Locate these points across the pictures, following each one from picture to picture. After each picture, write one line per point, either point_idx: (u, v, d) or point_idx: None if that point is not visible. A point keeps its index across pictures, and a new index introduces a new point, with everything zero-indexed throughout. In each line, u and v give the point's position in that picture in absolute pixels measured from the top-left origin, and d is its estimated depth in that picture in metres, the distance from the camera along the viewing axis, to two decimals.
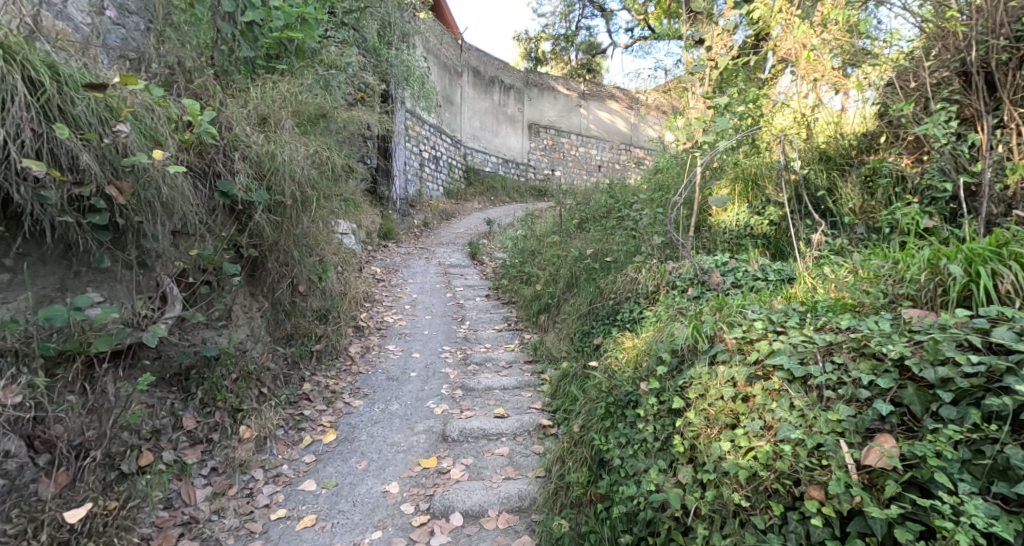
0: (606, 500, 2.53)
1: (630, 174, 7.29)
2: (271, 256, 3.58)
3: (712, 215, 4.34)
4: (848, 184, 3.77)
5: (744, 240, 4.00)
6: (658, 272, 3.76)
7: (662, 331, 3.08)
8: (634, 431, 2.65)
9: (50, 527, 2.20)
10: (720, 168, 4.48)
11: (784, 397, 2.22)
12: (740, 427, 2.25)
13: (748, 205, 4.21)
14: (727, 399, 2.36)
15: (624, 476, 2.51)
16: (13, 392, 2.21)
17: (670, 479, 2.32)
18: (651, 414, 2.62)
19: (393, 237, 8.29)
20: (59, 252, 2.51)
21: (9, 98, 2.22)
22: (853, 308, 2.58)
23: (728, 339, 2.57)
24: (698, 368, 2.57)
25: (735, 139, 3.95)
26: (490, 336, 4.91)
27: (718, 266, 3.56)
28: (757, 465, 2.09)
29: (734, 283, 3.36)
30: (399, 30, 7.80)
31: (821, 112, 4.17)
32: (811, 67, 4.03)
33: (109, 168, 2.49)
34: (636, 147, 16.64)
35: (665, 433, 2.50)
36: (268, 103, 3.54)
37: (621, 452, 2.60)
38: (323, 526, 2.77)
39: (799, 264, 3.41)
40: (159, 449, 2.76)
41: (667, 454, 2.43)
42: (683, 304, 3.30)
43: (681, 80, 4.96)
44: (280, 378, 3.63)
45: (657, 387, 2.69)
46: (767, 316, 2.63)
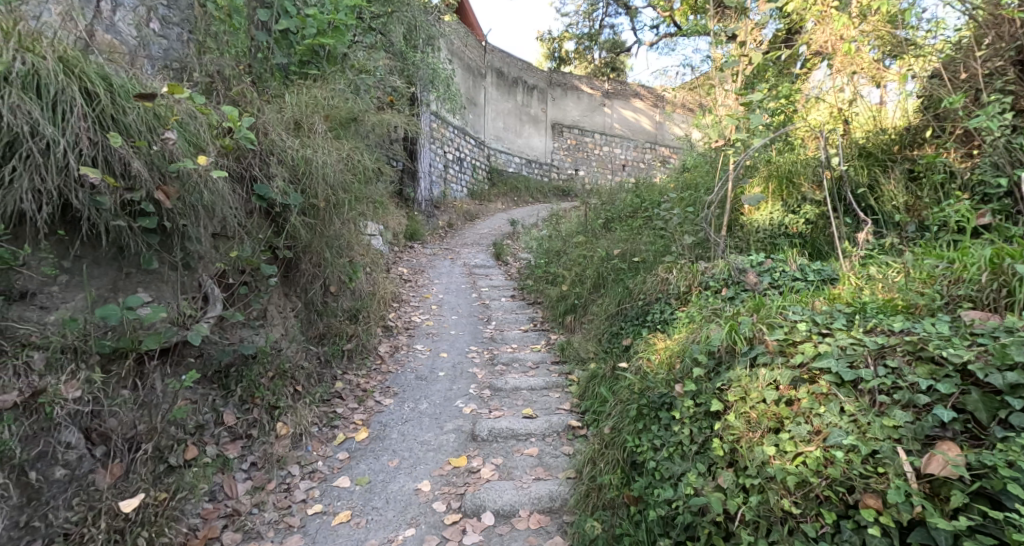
0: (640, 503, 2.52)
1: (655, 172, 7.22)
2: (305, 257, 3.66)
3: (745, 214, 4.25)
4: (891, 181, 3.67)
5: (780, 240, 3.91)
6: (690, 272, 3.72)
7: (696, 333, 3.04)
8: (669, 433, 2.62)
9: (107, 516, 2.28)
10: (752, 166, 4.39)
11: (834, 402, 2.18)
12: (785, 431, 2.22)
13: (783, 203, 4.05)
14: (770, 402, 2.33)
15: (659, 479, 2.49)
16: (74, 387, 2.32)
17: (710, 483, 2.30)
18: (687, 416, 2.59)
19: (418, 237, 8.40)
20: (112, 254, 2.61)
21: (68, 109, 2.32)
22: (905, 310, 2.52)
23: (769, 341, 2.53)
24: (737, 371, 2.54)
25: (770, 138, 3.84)
26: (517, 337, 4.93)
27: (753, 266, 3.50)
28: (807, 471, 2.06)
29: (771, 284, 3.31)
30: (424, 34, 7.88)
31: (859, 106, 4.08)
32: (847, 60, 3.89)
33: (157, 174, 2.58)
34: (661, 146, 16.46)
35: (702, 436, 2.47)
36: (302, 108, 3.62)
37: (656, 455, 2.58)
38: (357, 522, 2.83)
39: (842, 264, 3.33)
40: (202, 443, 2.84)
41: (706, 458, 2.40)
42: (717, 305, 3.26)
43: (708, 77, 4.90)
44: (314, 376, 3.71)
45: (693, 389, 2.66)
46: (810, 318, 2.58)
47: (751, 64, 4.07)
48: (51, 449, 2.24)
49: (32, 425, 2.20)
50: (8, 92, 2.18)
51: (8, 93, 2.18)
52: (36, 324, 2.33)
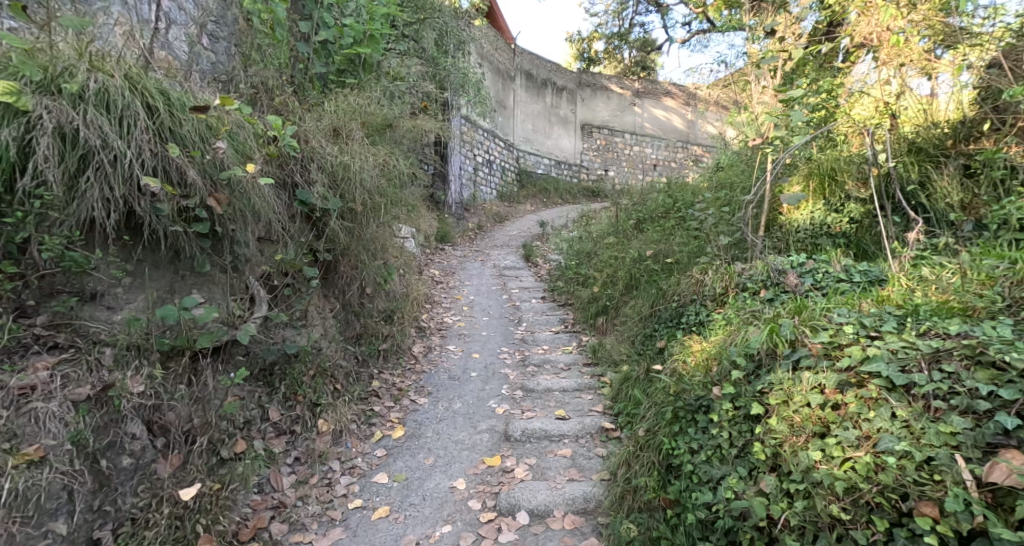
0: (676, 506, 2.53)
1: (687, 172, 7.14)
2: (343, 260, 3.78)
3: (783, 213, 4.16)
4: (945, 177, 3.58)
5: (822, 240, 3.84)
6: (726, 273, 3.69)
7: (732, 335, 3.03)
8: (707, 436, 2.62)
9: (169, 502, 2.41)
10: (792, 165, 4.28)
11: (884, 407, 2.16)
12: (831, 436, 2.21)
13: (824, 201, 3.99)
14: (814, 406, 2.31)
15: (697, 483, 2.49)
16: (138, 382, 2.45)
17: (752, 487, 2.29)
18: (726, 419, 2.59)
19: (449, 240, 8.52)
20: (169, 258, 2.76)
21: (132, 123, 2.46)
22: (962, 312, 2.46)
23: (813, 344, 2.51)
24: (779, 374, 2.52)
25: (814, 135, 3.73)
26: (548, 338, 4.97)
27: (794, 266, 3.45)
28: (856, 477, 2.05)
29: (813, 285, 3.26)
30: (455, 39, 8.02)
31: (907, 99, 3.94)
32: (894, 51, 3.79)
33: (209, 181, 2.72)
34: (694, 145, 16.21)
35: (742, 440, 2.46)
36: (340, 116, 3.76)
37: (693, 458, 2.58)
38: (396, 517, 2.92)
39: (890, 266, 3.26)
40: (251, 438, 2.97)
41: (746, 462, 2.39)
42: (755, 307, 3.24)
43: (742, 73, 4.87)
44: (352, 375, 3.83)
45: (731, 391, 2.64)
46: (858, 320, 2.54)
47: (790, 59, 3.88)
48: (118, 439, 2.36)
49: (102, 416, 2.33)
50: (82, 108, 2.34)
51: (83, 109, 2.34)
52: (105, 322, 2.49)
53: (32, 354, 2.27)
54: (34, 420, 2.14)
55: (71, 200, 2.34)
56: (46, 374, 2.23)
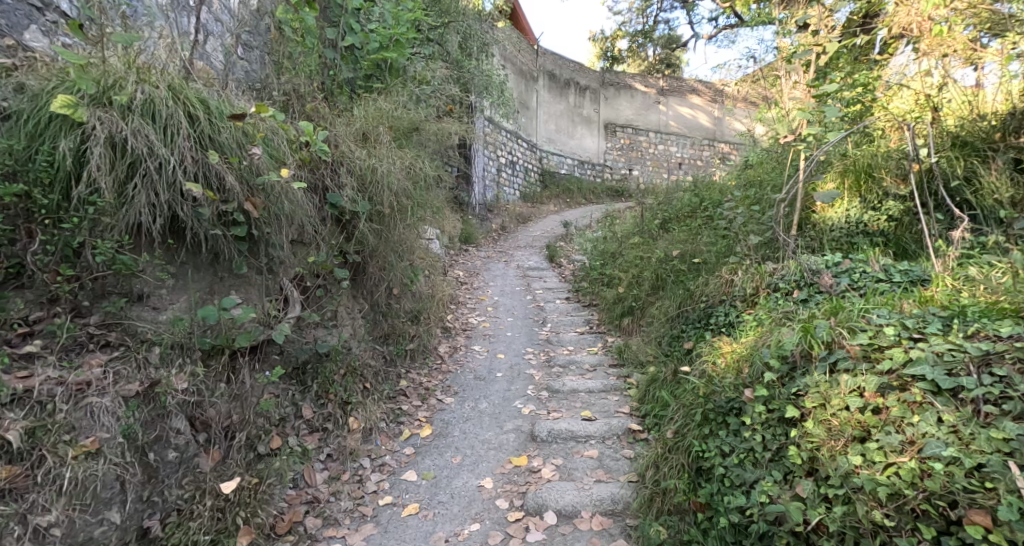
0: (708, 510, 2.52)
1: (713, 170, 7.05)
2: (371, 261, 3.87)
3: (817, 211, 4.08)
4: (993, 172, 3.49)
5: (858, 239, 3.76)
6: (756, 273, 3.65)
7: (763, 337, 2.99)
8: (738, 439, 2.60)
9: (211, 495, 2.49)
10: (827, 162, 4.19)
11: (930, 411, 2.14)
12: (872, 440, 2.19)
13: (860, 199, 3.91)
14: (853, 410, 2.29)
15: (729, 486, 2.47)
16: (182, 379, 2.54)
17: (787, 491, 2.27)
18: (759, 422, 2.56)
19: (473, 241, 8.59)
20: (208, 260, 2.87)
21: (176, 132, 2.56)
22: (1013, 314, 2.41)
23: (852, 347, 2.48)
24: (814, 376, 2.50)
25: (850, 132, 3.62)
26: (573, 339, 4.98)
27: (829, 266, 3.40)
28: (901, 482, 2.02)
29: (849, 285, 3.20)
30: (478, 42, 8.12)
31: (950, 91, 3.83)
32: (937, 41, 3.66)
33: (246, 187, 2.81)
34: (721, 142, 15.98)
35: (776, 443, 2.44)
36: (369, 121, 3.85)
37: (724, 461, 2.55)
38: (426, 514, 2.97)
39: (933, 265, 3.19)
40: (286, 434, 3.06)
41: (781, 466, 2.37)
42: (788, 308, 3.20)
43: (771, 69, 4.81)
44: (380, 374, 3.92)
45: (764, 394, 2.61)
46: (899, 321, 2.51)
47: (825, 53, 3.84)
48: (164, 434, 2.44)
49: (151, 411, 2.41)
50: (131, 118, 2.45)
51: (131, 119, 2.45)
52: (151, 322, 2.59)
53: (86, 353, 2.38)
54: (89, 414, 2.22)
55: (121, 207, 2.45)
56: (100, 370, 2.32)
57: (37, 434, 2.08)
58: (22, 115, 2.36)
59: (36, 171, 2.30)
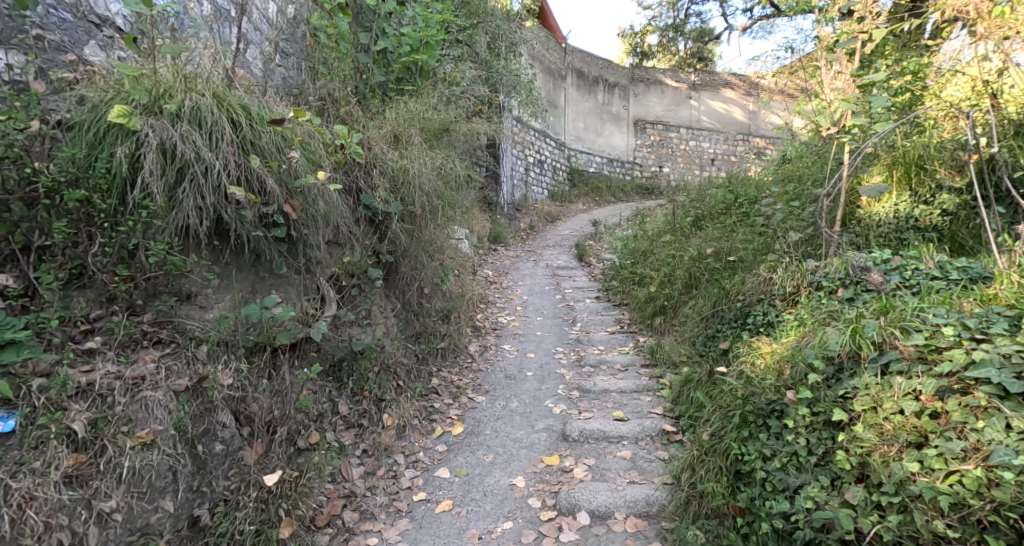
0: (748, 515, 2.49)
1: (749, 166, 6.93)
2: (404, 260, 3.95)
3: (863, 206, 4.01)
4: None
5: (907, 235, 3.65)
6: (796, 272, 3.59)
7: (808, 337, 2.93)
8: (780, 442, 2.55)
9: (255, 487, 2.57)
10: (874, 154, 4.08)
11: (996, 417, 2.06)
12: (930, 446, 2.13)
13: (911, 192, 3.79)
14: (909, 414, 2.23)
15: (771, 491, 2.43)
16: (228, 375, 2.63)
17: (836, 498, 2.24)
18: (803, 425, 2.51)
19: (502, 240, 8.65)
20: (250, 260, 2.98)
21: (220, 138, 2.66)
22: None
23: (905, 348, 2.42)
24: (864, 378, 2.45)
25: (902, 121, 3.49)
26: (604, 338, 4.96)
27: (878, 264, 3.30)
28: (965, 492, 1.97)
29: (900, 283, 3.10)
30: (507, 41, 8.18)
31: (1011, 76, 3.53)
32: (996, 23, 3.39)
33: (285, 189, 2.91)
34: (755, 137, 15.58)
35: (822, 448, 2.40)
36: (400, 123, 3.92)
37: (766, 465, 2.51)
38: (459, 511, 3.02)
39: (996, 261, 3.03)
40: (323, 430, 3.14)
41: (828, 471, 2.33)
42: (833, 307, 3.13)
43: (810, 60, 4.72)
44: (413, 372, 3.99)
45: (809, 396, 2.56)
46: (959, 321, 2.44)
47: (871, 41, 3.69)
48: (212, 428, 2.54)
49: (199, 405, 2.50)
50: (180, 125, 2.56)
51: (180, 125, 2.56)
52: (199, 320, 2.71)
53: (141, 349, 2.49)
54: (144, 407, 2.31)
55: (170, 210, 2.56)
56: (153, 366, 2.42)
57: (100, 425, 2.18)
58: (83, 126, 2.50)
59: (96, 178, 2.41)
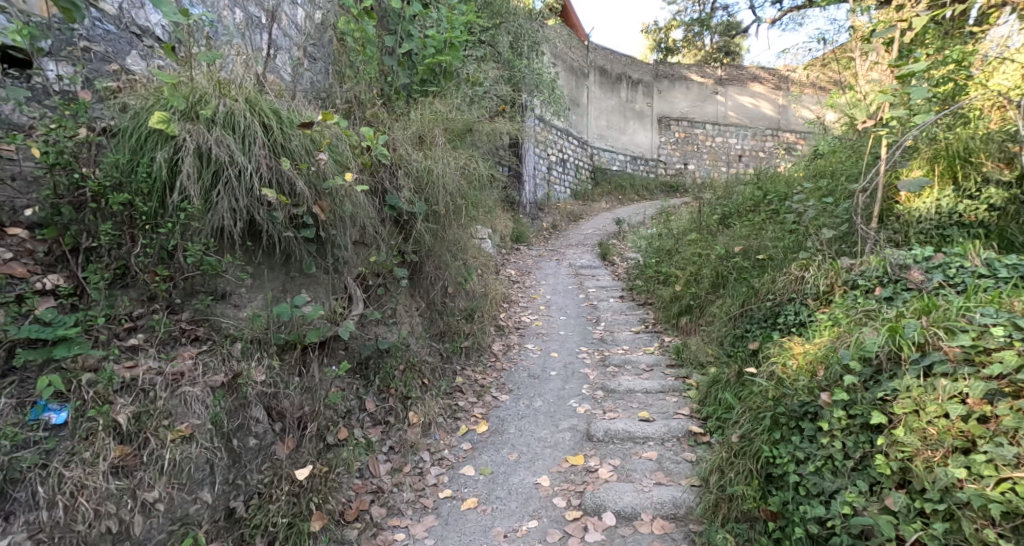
0: (780, 520, 2.46)
1: (778, 162, 6.80)
2: (428, 260, 4.00)
3: (902, 202, 3.90)
4: None
5: (950, 231, 3.51)
6: (830, 270, 3.53)
7: (843, 338, 2.88)
8: (814, 446, 2.52)
9: (287, 481, 2.64)
10: (914, 147, 3.97)
11: None
12: (978, 452, 2.09)
13: (954, 187, 3.65)
14: (955, 418, 2.19)
15: (805, 496, 2.40)
16: (261, 371, 2.72)
17: (875, 503, 2.21)
18: (839, 428, 2.47)
19: (524, 240, 8.68)
20: (282, 261, 3.06)
21: (253, 141, 2.74)
22: None
23: (951, 349, 2.37)
24: (905, 380, 2.40)
25: (944, 114, 3.25)
26: (629, 338, 4.95)
27: (920, 261, 3.21)
28: (1016, 500, 1.92)
29: (944, 281, 3.00)
30: (529, 40, 8.20)
31: None
32: None
33: (314, 190, 2.98)
34: (785, 132, 15.21)
35: (860, 452, 2.36)
36: (425, 123, 3.97)
37: (799, 469, 2.48)
38: (484, 509, 3.05)
39: None
40: (351, 426, 3.21)
41: (867, 476, 2.30)
42: (869, 306, 3.07)
43: (843, 51, 4.64)
44: (437, 370, 4.04)
45: (844, 399, 2.51)
46: (1008, 320, 2.40)
47: (911, 30, 3.52)
48: (246, 423, 2.62)
49: (234, 401, 2.59)
50: (214, 129, 2.65)
51: (214, 130, 2.65)
52: (233, 318, 2.80)
53: (180, 346, 2.59)
54: (183, 401, 2.40)
55: (206, 212, 2.64)
56: (191, 362, 2.51)
57: (143, 418, 2.27)
58: (126, 132, 2.60)
59: (138, 182, 2.51)
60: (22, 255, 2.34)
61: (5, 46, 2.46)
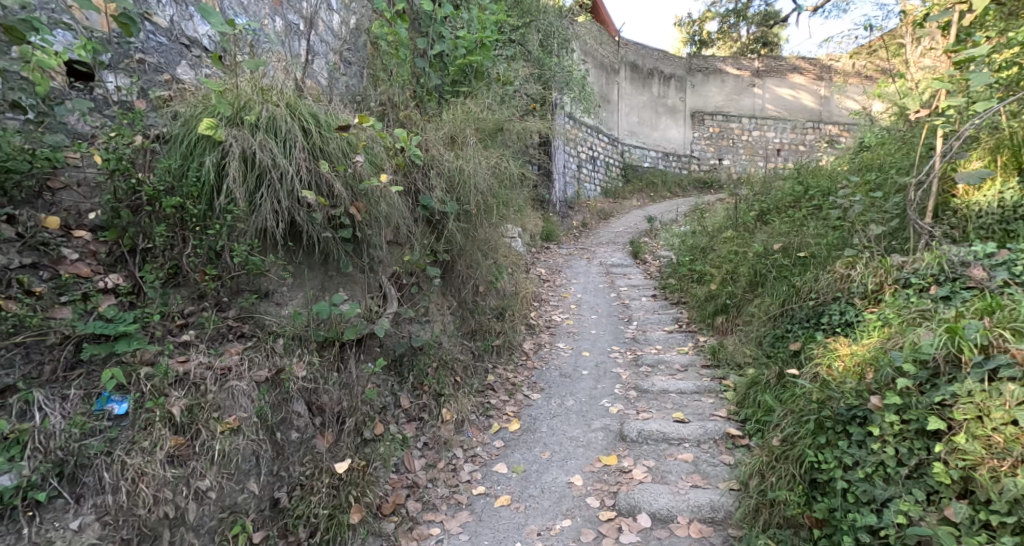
0: (827, 528, 2.41)
1: (820, 155, 6.58)
2: (460, 259, 4.06)
3: (960, 195, 3.69)
4: None
5: (1014, 225, 3.30)
6: (879, 267, 3.44)
7: (895, 339, 2.81)
8: (863, 451, 2.45)
9: (327, 474, 2.73)
10: (974, 137, 3.80)
11: None
12: None
13: (1019, 178, 3.47)
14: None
15: (854, 503, 2.36)
16: (302, 367, 2.81)
17: (933, 514, 2.16)
18: (892, 434, 2.40)
19: (554, 238, 8.68)
20: (320, 260, 3.15)
21: (294, 145, 2.84)
22: None
23: (1018, 352, 2.29)
24: (966, 385, 2.32)
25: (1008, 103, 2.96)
26: (662, 338, 4.91)
27: (982, 257, 3.09)
28: None
29: (1009, 279, 2.88)
30: (559, 38, 8.18)
31: None
32: None
33: (351, 192, 3.06)
34: (827, 124, 14.66)
35: (915, 459, 2.30)
36: (457, 124, 4.02)
37: (847, 475, 2.43)
38: (517, 506, 3.08)
39: None
40: (387, 422, 3.29)
41: (924, 485, 2.23)
42: (923, 305, 2.98)
43: (892, 37, 4.49)
44: (469, 368, 4.10)
45: (898, 403, 2.44)
46: None
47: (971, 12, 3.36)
48: (289, 417, 2.71)
49: (277, 395, 2.68)
50: (258, 134, 2.75)
51: (258, 134, 2.74)
52: (276, 316, 2.90)
53: (228, 342, 2.70)
54: (231, 395, 2.50)
55: (250, 213, 2.74)
56: (237, 357, 2.62)
57: (195, 410, 2.36)
58: (177, 139, 2.72)
59: (187, 186, 2.62)
60: (87, 256, 2.51)
61: (71, 61, 2.60)
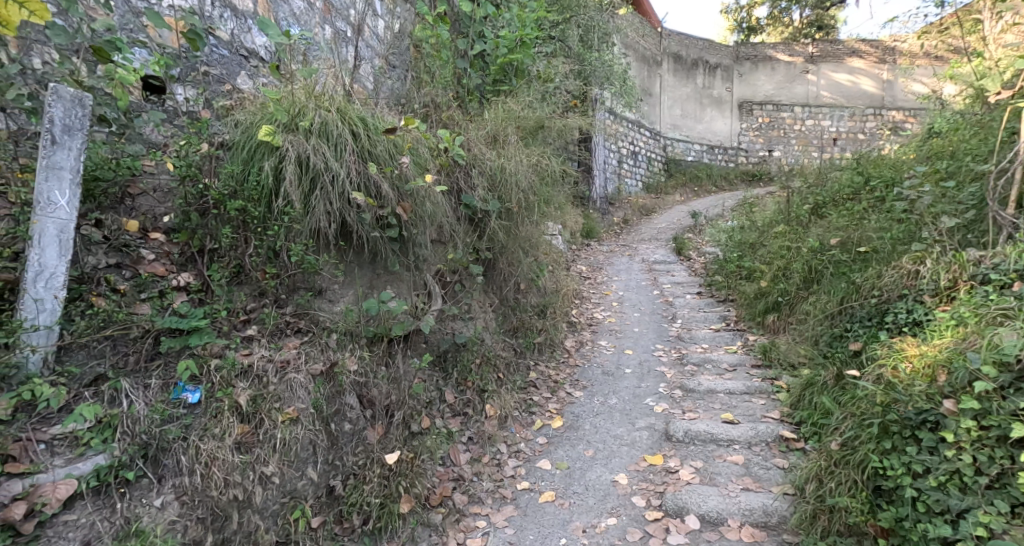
0: (894, 537, 2.33)
1: (882, 143, 6.27)
2: (501, 257, 4.12)
3: None
4: None
5: None
6: (953, 263, 3.29)
7: (973, 339, 2.69)
8: (935, 458, 2.37)
9: (378, 465, 2.83)
10: None
11: None
12: None
13: None
14: None
15: (925, 513, 2.28)
16: (354, 362, 2.93)
17: (1019, 527, 2.07)
18: (969, 440, 2.31)
19: (595, 235, 8.62)
20: (368, 259, 3.27)
21: (344, 149, 2.95)
22: None
23: None
24: None
25: None
26: (708, 336, 4.82)
27: None
28: None
29: None
30: (601, 32, 8.12)
31: None
32: None
33: (398, 193, 3.15)
34: (889, 110, 13.89)
35: (997, 468, 2.21)
36: (499, 123, 4.07)
37: (916, 483, 2.35)
38: (562, 503, 3.11)
39: None
40: (433, 416, 3.37)
41: (1008, 496, 2.15)
42: (1004, 303, 2.83)
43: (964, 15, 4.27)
44: (511, 365, 4.15)
45: (977, 408, 2.35)
46: None
47: None
48: (342, 410, 2.83)
49: (331, 388, 2.80)
50: (312, 139, 2.87)
51: (312, 139, 2.87)
52: (328, 312, 3.04)
53: (285, 337, 2.83)
54: (290, 387, 2.62)
55: (305, 215, 2.87)
56: (295, 352, 2.75)
57: (258, 401, 2.49)
58: (238, 145, 2.88)
59: (248, 191, 2.77)
60: (161, 256, 2.69)
61: (148, 76, 2.82)
